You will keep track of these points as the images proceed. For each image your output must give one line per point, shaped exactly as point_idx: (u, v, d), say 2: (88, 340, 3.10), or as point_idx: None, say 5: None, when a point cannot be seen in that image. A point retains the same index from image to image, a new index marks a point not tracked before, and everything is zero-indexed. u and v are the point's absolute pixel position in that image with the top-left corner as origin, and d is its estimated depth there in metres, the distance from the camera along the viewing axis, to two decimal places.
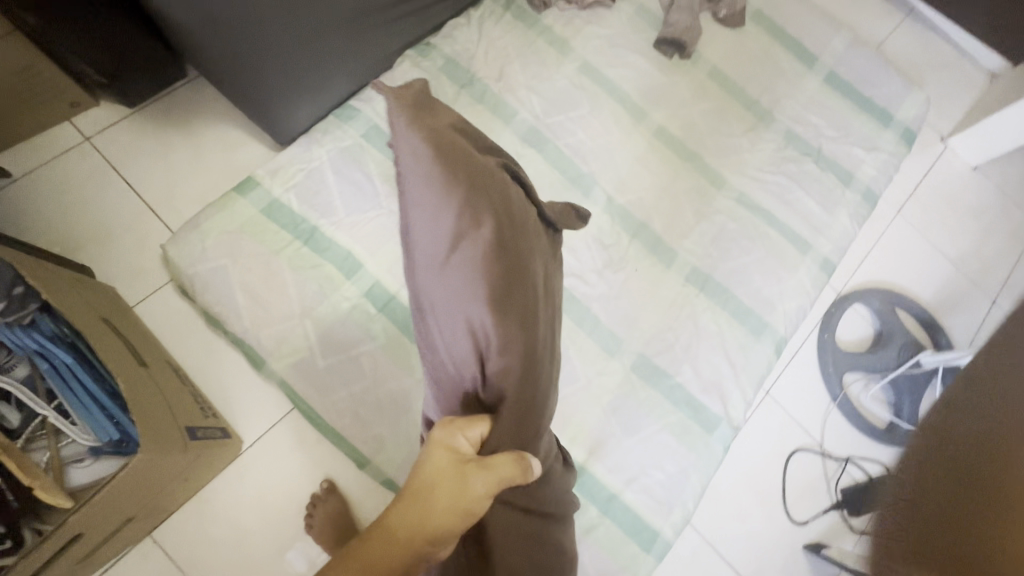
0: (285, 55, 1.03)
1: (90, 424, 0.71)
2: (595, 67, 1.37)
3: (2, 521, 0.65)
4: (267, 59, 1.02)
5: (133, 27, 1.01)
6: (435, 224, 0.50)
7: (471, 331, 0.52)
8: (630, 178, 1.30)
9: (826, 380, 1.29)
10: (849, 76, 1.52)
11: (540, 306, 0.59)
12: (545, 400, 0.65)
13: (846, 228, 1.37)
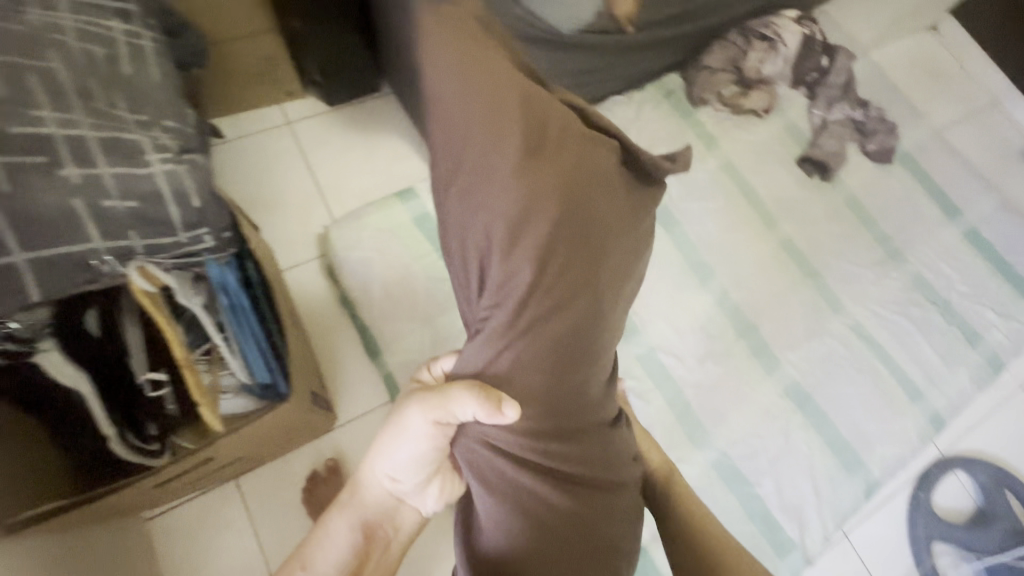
0: None
1: (249, 366, 0.86)
2: (736, 168, 1.43)
3: (159, 418, 0.82)
4: None
5: (358, 36, 1.17)
6: (443, 146, 0.55)
7: (483, 264, 0.56)
8: (748, 278, 1.32)
9: (914, 542, 1.20)
10: (990, 237, 1.49)
11: (578, 255, 0.55)
12: (582, 369, 0.60)
13: (963, 388, 1.30)
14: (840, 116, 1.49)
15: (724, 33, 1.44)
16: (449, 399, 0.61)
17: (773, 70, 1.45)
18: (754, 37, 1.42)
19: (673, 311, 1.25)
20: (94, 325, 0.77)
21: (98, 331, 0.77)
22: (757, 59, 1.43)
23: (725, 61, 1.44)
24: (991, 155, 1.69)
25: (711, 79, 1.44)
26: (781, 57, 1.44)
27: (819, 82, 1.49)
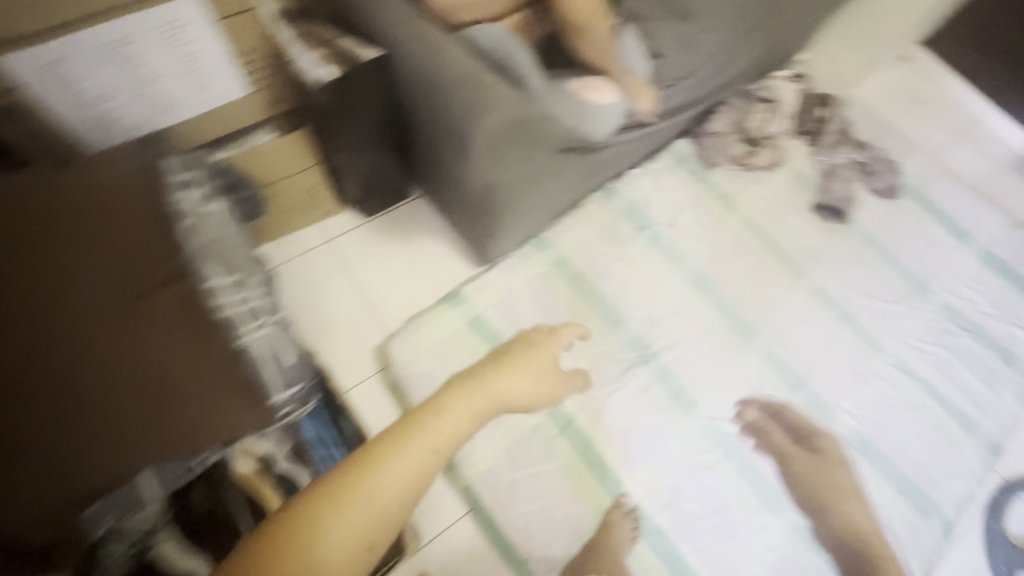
0: (527, 194, 1.14)
1: None
2: (758, 225, 1.49)
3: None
4: (515, 198, 1.12)
5: (394, 159, 1.22)
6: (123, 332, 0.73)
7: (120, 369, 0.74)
8: (789, 332, 1.36)
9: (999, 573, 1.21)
10: (1004, 255, 1.56)
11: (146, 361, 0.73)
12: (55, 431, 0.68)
13: (1014, 411, 1.34)
14: (844, 161, 1.58)
15: (726, 100, 1.54)
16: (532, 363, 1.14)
17: (773, 129, 1.57)
18: (750, 102, 1.55)
19: (726, 374, 1.28)
20: (196, 497, 0.86)
21: (200, 503, 0.86)
22: (757, 121, 1.55)
23: (728, 126, 1.54)
24: (984, 174, 1.79)
25: (718, 143, 1.54)
26: (776, 116, 1.56)
27: (819, 132, 1.60)
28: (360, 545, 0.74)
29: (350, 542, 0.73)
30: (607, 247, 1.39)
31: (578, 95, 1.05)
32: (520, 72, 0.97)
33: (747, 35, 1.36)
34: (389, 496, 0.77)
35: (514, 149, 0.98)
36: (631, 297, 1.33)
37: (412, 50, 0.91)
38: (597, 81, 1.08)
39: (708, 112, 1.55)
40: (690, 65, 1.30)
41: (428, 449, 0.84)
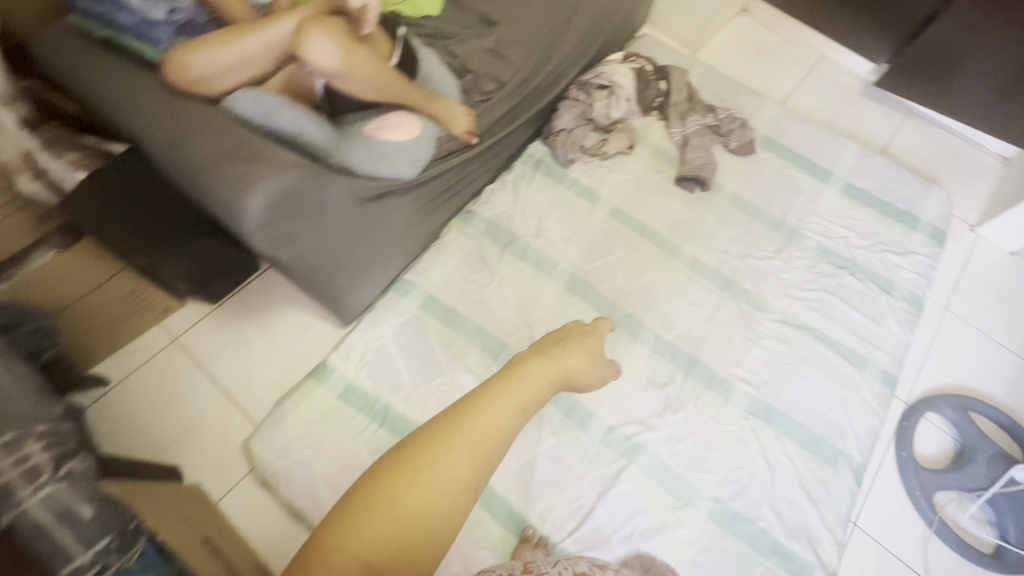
0: (357, 250, 1.06)
1: None
2: (625, 213, 1.47)
3: None
4: (340, 258, 1.04)
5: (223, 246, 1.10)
6: None
7: None
8: (674, 314, 1.34)
9: (915, 500, 1.23)
10: (865, 184, 1.59)
11: None
12: None
13: (900, 336, 1.37)
14: (698, 129, 1.58)
15: (566, 94, 1.52)
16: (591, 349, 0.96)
17: (622, 110, 1.53)
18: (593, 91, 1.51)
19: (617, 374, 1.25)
20: None
21: None
22: (604, 107, 1.50)
23: (576, 119, 1.50)
24: (836, 107, 1.83)
25: (570, 138, 1.49)
26: (623, 95, 1.51)
27: (664, 107, 1.61)
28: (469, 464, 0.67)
29: (509, 420, 0.73)
30: (474, 273, 1.34)
31: (374, 138, 0.99)
32: (293, 132, 0.90)
33: (561, 29, 1.31)
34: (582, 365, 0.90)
35: (299, 218, 0.91)
36: (507, 320, 1.28)
37: (158, 134, 0.86)
38: (395, 118, 1.02)
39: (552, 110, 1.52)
40: (508, 71, 1.24)
41: (516, 408, 0.75)
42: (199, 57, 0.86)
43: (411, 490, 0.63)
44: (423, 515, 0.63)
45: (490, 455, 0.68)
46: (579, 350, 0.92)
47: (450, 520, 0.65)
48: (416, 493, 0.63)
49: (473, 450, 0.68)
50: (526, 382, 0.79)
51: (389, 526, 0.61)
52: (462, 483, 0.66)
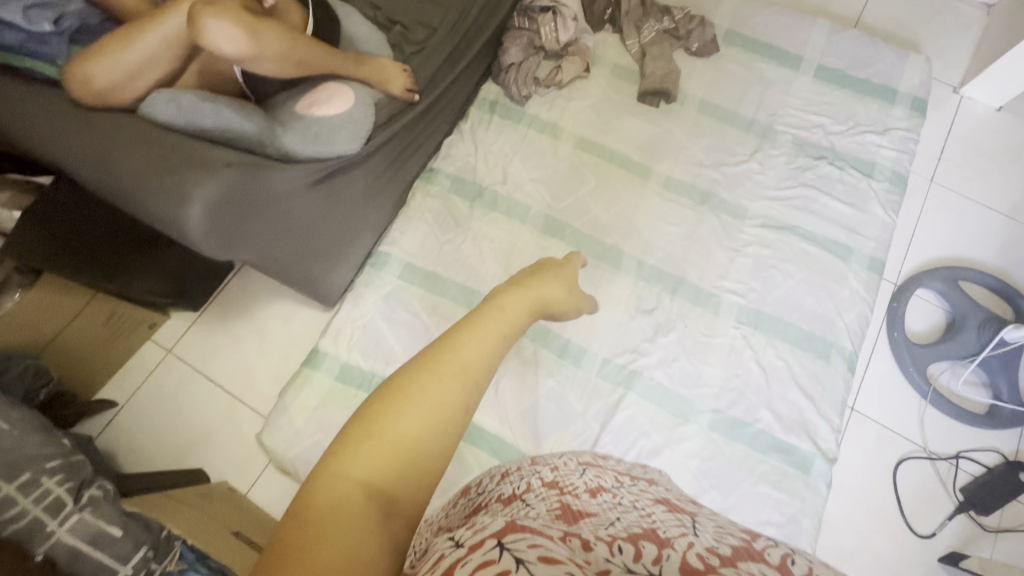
0: (325, 231, 1.03)
1: None
2: (591, 142, 1.41)
3: None
4: (307, 244, 1.02)
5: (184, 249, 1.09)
6: None
7: None
8: (654, 238, 1.33)
9: (908, 375, 1.26)
10: (838, 63, 1.50)
11: None
12: None
13: (885, 218, 1.34)
14: (655, 35, 1.48)
15: (509, 25, 1.43)
16: (567, 270, 0.97)
17: (571, 31, 1.43)
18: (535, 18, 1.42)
19: (605, 308, 1.26)
20: None
21: None
22: (551, 31, 1.41)
23: (523, 52, 1.42)
24: None
25: (521, 73, 1.42)
26: (568, 15, 1.42)
27: (615, 19, 1.50)
28: (463, 385, 0.62)
29: (495, 347, 0.69)
30: (446, 233, 1.32)
31: (307, 117, 0.95)
32: (219, 128, 0.87)
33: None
34: (561, 294, 0.89)
35: (248, 218, 0.89)
36: (487, 275, 1.28)
37: (78, 160, 0.83)
38: (325, 93, 0.98)
39: (497, 46, 1.43)
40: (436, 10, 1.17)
41: (500, 332, 0.71)
42: (101, 68, 0.83)
43: (403, 416, 0.58)
44: (416, 442, 0.58)
45: (482, 380, 0.64)
46: (556, 279, 0.91)
47: (443, 451, 0.60)
48: (408, 422, 0.58)
49: (464, 375, 0.63)
50: (508, 313, 0.75)
51: (385, 450, 0.56)
52: (454, 410, 0.60)
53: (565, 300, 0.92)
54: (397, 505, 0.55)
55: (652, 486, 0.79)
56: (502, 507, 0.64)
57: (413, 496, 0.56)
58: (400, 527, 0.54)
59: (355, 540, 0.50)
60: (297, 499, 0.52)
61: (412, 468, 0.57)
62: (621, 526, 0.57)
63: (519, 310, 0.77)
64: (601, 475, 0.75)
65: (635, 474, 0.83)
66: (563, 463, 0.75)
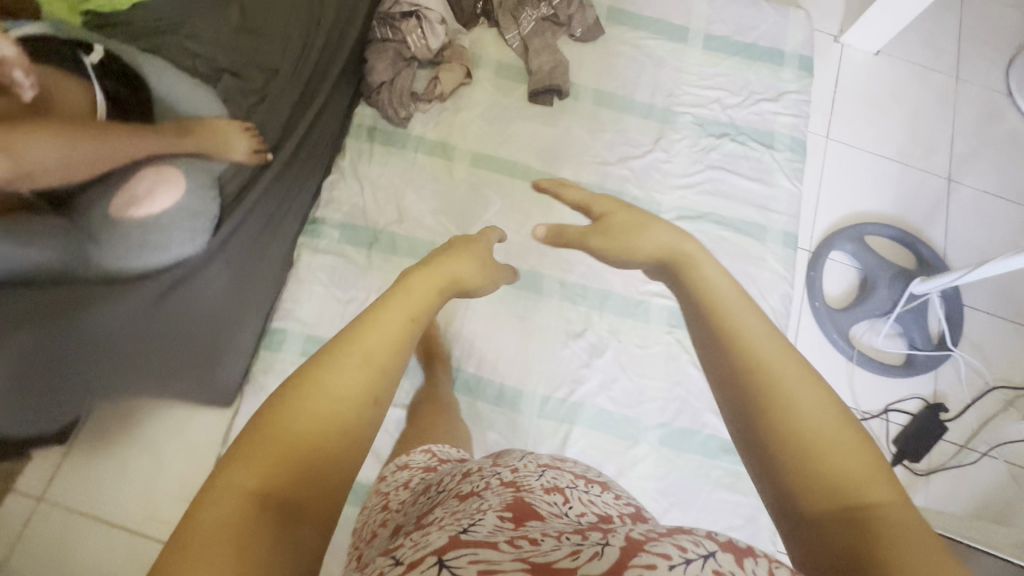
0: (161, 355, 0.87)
1: None
2: (488, 156, 1.29)
3: None
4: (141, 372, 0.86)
5: None
6: None
7: None
8: (572, 253, 1.25)
9: (834, 341, 1.29)
10: (725, 30, 1.45)
11: None
12: None
13: (792, 189, 1.33)
14: (535, 24, 1.35)
15: (371, 36, 1.24)
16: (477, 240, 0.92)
17: (442, 33, 1.26)
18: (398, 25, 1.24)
19: (535, 340, 1.18)
20: None
21: None
22: (420, 39, 1.24)
23: (392, 65, 1.24)
24: None
25: (396, 90, 1.25)
26: (436, 16, 1.25)
27: (490, 11, 1.36)
28: (370, 368, 0.52)
29: (406, 333, 0.58)
30: (347, 291, 1.17)
31: (124, 221, 0.74)
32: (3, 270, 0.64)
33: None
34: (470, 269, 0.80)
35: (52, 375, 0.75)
36: None
37: None
38: (144, 183, 0.76)
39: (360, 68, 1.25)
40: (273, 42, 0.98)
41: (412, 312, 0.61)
42: None
43: (304, 415, 0.48)
44: (326, 438, 0.48)
45: (393, 367, 0.54)
46: (463, 256, 0.83)
47: (356, 451, 0.49)
48: (308, 416, 0.47)
49: (374, 361, 0.53)
50: (413, 296, 0.64)
51: (280, 460, 0.45)
52: (364, 400, 0.51)
53: (476, 276, 0.83)
54: (299, 517, 0.44)
55: (614, 492, 0.68)
56: (456, 504, 0.58)
57: (318, 501, 0.46)
58: (303, 542, 0.43)
59: (241, 571, 0.38)
60: (169, 541, 0.40)
61: (316, 467, 0.46)
62: (571, 525, 0.51)
63: (427, 291, 0.67)
64: (563, 474, 0.66)
65: (599, 478, 0.71)
66: (522, 463, 0.65)
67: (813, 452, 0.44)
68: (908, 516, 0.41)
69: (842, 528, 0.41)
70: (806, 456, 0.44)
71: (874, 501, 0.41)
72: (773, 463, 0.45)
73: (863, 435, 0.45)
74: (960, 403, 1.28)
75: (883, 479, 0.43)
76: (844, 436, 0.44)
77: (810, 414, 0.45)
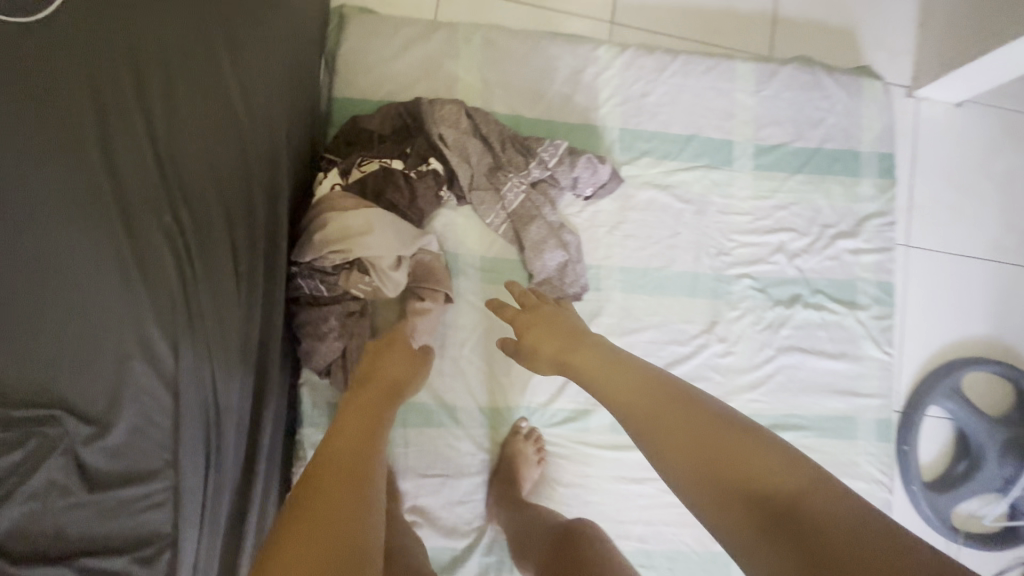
0: None
1: None
2: (494, 403, 0.96)
3: None
4: None
5: None
6: None
7: None
8: (626, 511, 0.98)
9: (925, 513, 1.09)
10: (781, 136, 1.04)
11: None
12: None
13: (882, 359, 1.05)
14: (527, 197, 0.93)
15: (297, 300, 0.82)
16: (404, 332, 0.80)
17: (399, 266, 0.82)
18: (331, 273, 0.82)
19: None
20: None
21: None
22: (370, 287, 0.81)
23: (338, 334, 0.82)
24: None
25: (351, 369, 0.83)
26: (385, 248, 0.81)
27: (461, 189, 0.90)
28: (340, 471, 0.55)
29: (362, 442, 0.60)
30: None
31: None
32: None
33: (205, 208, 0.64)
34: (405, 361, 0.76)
35: None
36: None
37: None
38: None
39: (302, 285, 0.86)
40: (173, 398, 0.60)
41: (388, 398, 0.70)
42: None
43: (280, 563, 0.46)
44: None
45: (365, 470, 0.56)
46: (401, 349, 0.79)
47: None
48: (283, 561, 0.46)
49: (340, 479, 0.54)
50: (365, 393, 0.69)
51: None
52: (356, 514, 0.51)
53: (414, 370, 0.77)
54: None
55: None
56: None
57: None
58: None
59: None
60: None
61: (342, 527, 0.50)
62: None
63: (378, 397, 0.69)
64: None
65: None
66: None
67: (739, 460, 0.46)
68: (807, 474, 0.45)
69: (769, 524, 0.43)
70: (719, 458, 0.47)
71: (791, 493, 0.43)
72: (685, 474, 0.47)
73: (718, 413, 0.50)
74: None
75: (785, 462, 0.46)
76: (643, 382, 0.56)
77: (685, 408, 0.51)
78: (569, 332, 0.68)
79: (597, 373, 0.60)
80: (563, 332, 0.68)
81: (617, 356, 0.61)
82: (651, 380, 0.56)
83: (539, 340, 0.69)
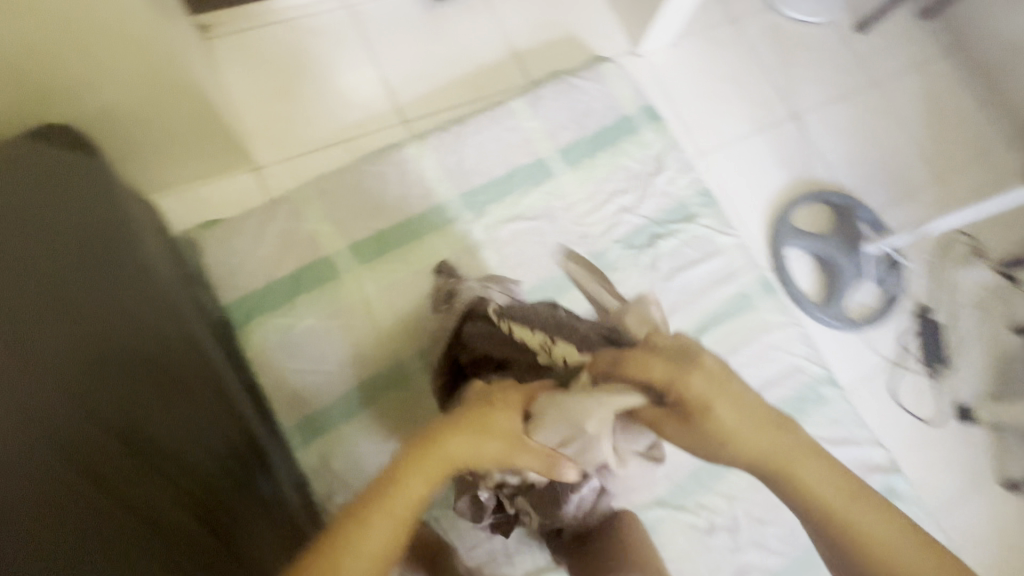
0: None
1: None
2: None
3: None
4: None
5: None
6: None
7: None
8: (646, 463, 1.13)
9: (825, 321, 1.38)
10: (571, 134, 1.30)
11: None
12: None
13: (735, 241, 1.32)
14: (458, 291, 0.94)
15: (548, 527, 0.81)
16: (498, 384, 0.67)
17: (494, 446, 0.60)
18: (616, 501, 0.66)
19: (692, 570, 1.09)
20: None
21: None
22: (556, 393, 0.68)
23: None
24: (439, 60, 1.38)
25: None
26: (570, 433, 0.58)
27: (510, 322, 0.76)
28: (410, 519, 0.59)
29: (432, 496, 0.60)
30: None
31: None
32: None
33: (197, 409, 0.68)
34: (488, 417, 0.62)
35: None
36: None
37: None
38: None
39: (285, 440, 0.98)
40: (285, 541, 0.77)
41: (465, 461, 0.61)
42: None
43: None
44: None
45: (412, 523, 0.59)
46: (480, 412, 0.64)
47: None
48: None
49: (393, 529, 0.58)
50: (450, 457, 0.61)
51: None
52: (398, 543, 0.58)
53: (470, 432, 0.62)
54: None
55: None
56: None
57: None
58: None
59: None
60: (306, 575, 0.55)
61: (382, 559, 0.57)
62: None
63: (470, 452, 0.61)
64: None
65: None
66: None
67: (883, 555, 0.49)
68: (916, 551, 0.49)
69: None
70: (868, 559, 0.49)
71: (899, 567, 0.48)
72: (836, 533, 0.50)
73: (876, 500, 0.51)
74: (933, 293, 1.47)
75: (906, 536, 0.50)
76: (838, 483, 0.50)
77: (847, 499, 0.50)
78: (838, 479, 0.51)
79: (806, 474, 0.50)
80: (839, 495, 0.50)
81: (848, 481, 0.51)
82: (844, 481, 0.51)
83: (726, 434, 0.52)
